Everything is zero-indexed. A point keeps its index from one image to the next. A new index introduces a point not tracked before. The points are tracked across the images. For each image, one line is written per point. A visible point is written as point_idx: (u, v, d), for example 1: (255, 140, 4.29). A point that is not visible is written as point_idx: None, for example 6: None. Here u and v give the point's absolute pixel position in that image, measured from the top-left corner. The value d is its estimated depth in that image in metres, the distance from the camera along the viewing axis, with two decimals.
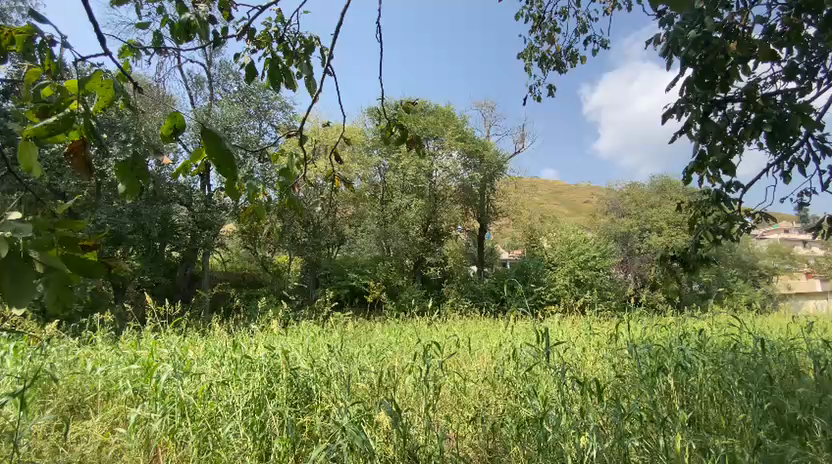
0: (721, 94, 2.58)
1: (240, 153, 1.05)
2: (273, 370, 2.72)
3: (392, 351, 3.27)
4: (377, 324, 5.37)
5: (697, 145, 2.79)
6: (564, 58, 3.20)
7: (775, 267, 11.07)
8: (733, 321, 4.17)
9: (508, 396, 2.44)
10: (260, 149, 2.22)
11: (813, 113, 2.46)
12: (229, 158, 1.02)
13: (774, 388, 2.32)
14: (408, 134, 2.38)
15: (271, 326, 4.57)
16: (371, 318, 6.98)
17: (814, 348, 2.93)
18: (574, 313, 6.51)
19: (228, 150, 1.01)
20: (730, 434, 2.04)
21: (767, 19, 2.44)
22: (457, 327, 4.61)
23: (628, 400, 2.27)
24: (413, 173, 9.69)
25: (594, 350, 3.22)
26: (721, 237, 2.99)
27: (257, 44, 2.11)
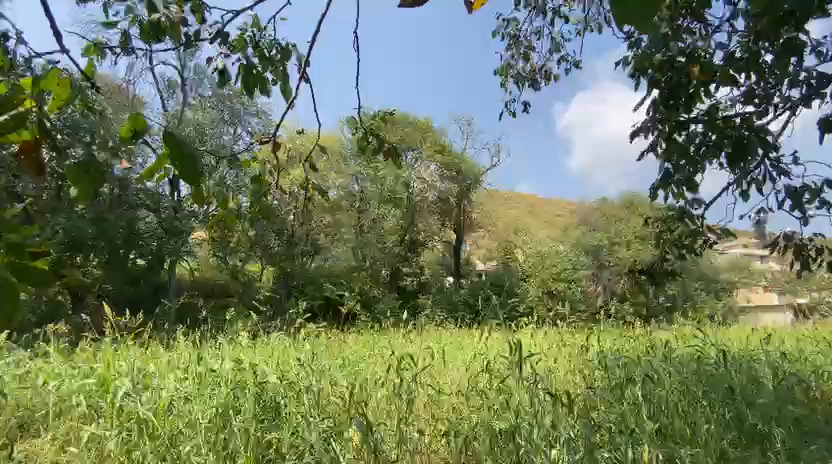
0: (684, 114, 2.71)
1: (205, 158, 1.02)
2: (240, 385, 2.63)
3: (366, 364, 3.20)
4: (351, 336, 5.27)
5: (662, 163, 2.92)
6: (539, 76, 3.29)
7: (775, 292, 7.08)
8: (697, 333, 4.30)
9: (481, 409, 2.42)
10: (231, 155, 2.16)
11: (769, 135, 2.63)
12: (191, 163, 0.99)
13: (736, 399, 2.40)
14: (386, 145, 2.39)
15: (240, 338, 4.42)
16: (346, 330, 6.84)
17: (772, 360, 3.05)
18: (547, 325, 6.59)
19: (192, 155, 0.98)
20: (695, 444, 2.07)
21: (728, 46, 2.58)
22: (432, 339, 4.59)
23: (598, 412, 2.29)
24: (392, 183, 9.90)
25: (566, 361, 3.25)
26: (685, 251, 3.13)
27: (231, 48, 2.07)
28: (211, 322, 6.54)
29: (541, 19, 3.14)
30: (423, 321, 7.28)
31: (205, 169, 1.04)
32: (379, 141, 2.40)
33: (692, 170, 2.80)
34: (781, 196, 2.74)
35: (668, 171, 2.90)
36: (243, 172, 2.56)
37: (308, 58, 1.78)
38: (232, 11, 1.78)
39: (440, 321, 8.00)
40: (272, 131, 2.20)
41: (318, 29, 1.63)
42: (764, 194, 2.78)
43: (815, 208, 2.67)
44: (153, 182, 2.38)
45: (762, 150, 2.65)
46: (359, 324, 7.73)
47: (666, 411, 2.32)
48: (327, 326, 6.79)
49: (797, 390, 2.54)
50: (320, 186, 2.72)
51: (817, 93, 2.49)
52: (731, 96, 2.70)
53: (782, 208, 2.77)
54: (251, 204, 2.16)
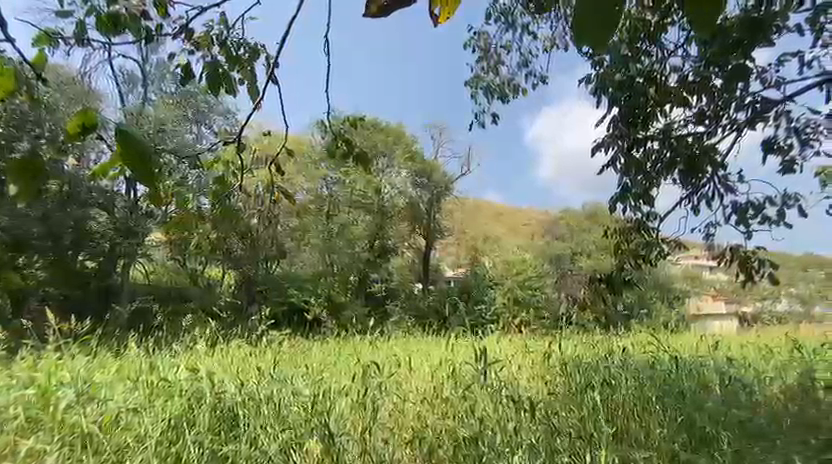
0: (642, 132, 2.86)
1: (163, 157, 0.98)
2: (196, 395, 2.53)
3: (331, 373, 3.14)
4: (316, 343, 5.16)
5: (621, 178, 3.08)
6: (508, 89, 3.38)
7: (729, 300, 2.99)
8: (652, 339, 4.50)
9: (445, 416, 2.42)
10: (192, 155, 2.10)
11: (718, 155, 2.82)
12: (147, 163, 0.95)
13: (686, 403, 2.52)
14: (356, 151, 2.40)
15: (199, 345, 4.24)
16: (311, 337, 6.68)
17: (718, 365, 3.24)
18: (513, 332, 6.70)
19: (149, 154, 0.95)
20: (647, 447, 2.16)
21: (681, 68, 2.75)
22: (399, 346, 4.56)
23: (558, 418, 2.35)
24: (363, 188, 9.91)
25: (530, 366, 3.32)
26: (642, 261, 3.26)
27: (196, 45, 2.02)
28: (167, 328, 6.23)
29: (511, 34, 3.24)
30: (390, 328, 7.22)
31: (163, 168, 1.01)
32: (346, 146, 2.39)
33: (649, 185, 2.97)
34: (728, 211, 2.93)
35: (626, 185, 3.04)
36: (207, 173, 2.49)
37: (277, 60, 1.75)
38: (198, 7, 1.73)
39: (407, 328, 7.97)
40: (238, 132, 2.14)
41: (287, 32, 1.60)
42: (713, 209, 2.97)
43: (758, 223, 2.89)
44: (107, 181, 2.28)
45: (711, 169, 2.84)
46: (325, 331, 7.60)
47: (621, 415, 2.41)
48: (291, 334, 6.61)
49: (742, 394, 2.69)
50: (286, 189, 2.67)
51: (760, 115, 2.69)
52: (684, 116, 2.85)
53: (728, 222, 2.96)
54: (213, 206, 2.10)
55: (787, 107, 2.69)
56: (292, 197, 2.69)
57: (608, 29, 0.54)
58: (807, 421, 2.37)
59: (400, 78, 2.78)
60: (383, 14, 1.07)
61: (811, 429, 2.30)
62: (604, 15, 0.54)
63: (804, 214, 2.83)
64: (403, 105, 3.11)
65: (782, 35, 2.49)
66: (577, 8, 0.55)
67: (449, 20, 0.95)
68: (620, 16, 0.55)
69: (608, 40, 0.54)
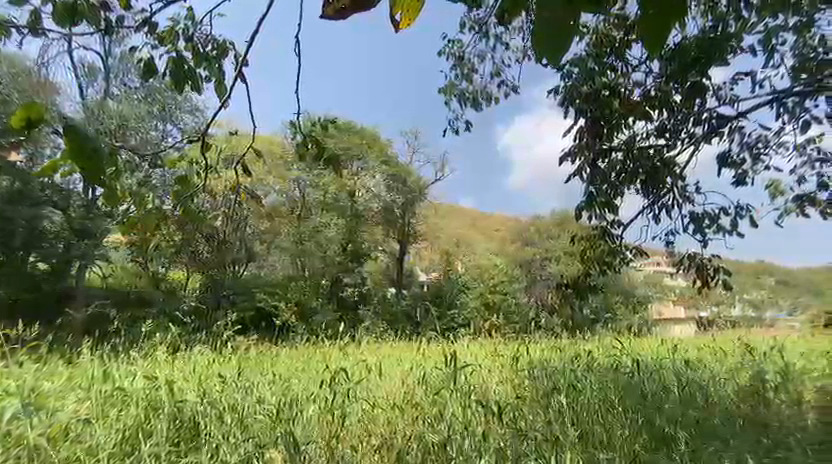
0: (607, 143, 3.01)
1: (109, 147, 1.05)
2: (154, 405, 2.42)
3: (299, 379, 3.07)
4: (285, 349, 5.02)
5: (586, 187, 3.17)
6: (480, 98, 3.44)
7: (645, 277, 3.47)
8: (616, 343, 4.65)
9: (415, 422, 2.41)
10: (152, 153, 2.03)
11: (677, 167, 2.97)
12: (94, 154, 1.01)
13: (646, 405, 2.61)
14: (327, 153, 2.38)
15: (159, 352, 4.05)
16: (280, 343, 6.49)
17: (676, 368, 3.37)
18: (484, 336, 6.76)
19: (94, 144, 1.01)
20: (610, 448, 2.22)
21: (644, 83, 2.89)
22: (370, 352, 4.52)
23: (526, 421, 2.39)
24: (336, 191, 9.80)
25: (499, 370, 3.36)
26: (607, 267, 3.40)
27: (159, 40, 1.95)
28: (124, 334, 5.93)
29: (484, 43, 3.29)
30: (361, 333, 7.12)
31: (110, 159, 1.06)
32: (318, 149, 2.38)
33: (612, 195, 3.07)
34: (687, 221, 3.07)
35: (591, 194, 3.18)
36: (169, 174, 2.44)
37: (245, 58, 1.71)
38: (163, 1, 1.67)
39: (379, 333, 7.90)
40: (203, 130, 2.08)
41: (256, 30, 1.57)
42: (672, 219, 3.10)
43: (713, 233, 3.02)
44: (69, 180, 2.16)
45: (671, 180, 2.98)
46: (294, 337, 7.40)
47: (586, 418, 2.47)
48: (258, 340, 6.41)
49: (698, 396, 2.81)
50: (255, 191, 2.62)
51: (715, 131, 2.84)
52: (646, 129, 3.00)
53: (687, 231, 3.09)
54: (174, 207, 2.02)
55: (740, 123, 2.80)
56: (261, 199, 2.65)
57: (562, 45, 0.58)
58: (757, 421, 2.50)
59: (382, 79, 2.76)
60: (340, 17, 1.09)
61: (760, 428, 2.42)
62: (562, 31, 0.57)
63: (756, 226, 2.85)
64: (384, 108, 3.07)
65: (735, 56, 2.65)
66: (539, 22, 0.58)
67: (411, 25, 0.95)
68: (576, 28, 0.58)
69: (562, 55, 0.58)
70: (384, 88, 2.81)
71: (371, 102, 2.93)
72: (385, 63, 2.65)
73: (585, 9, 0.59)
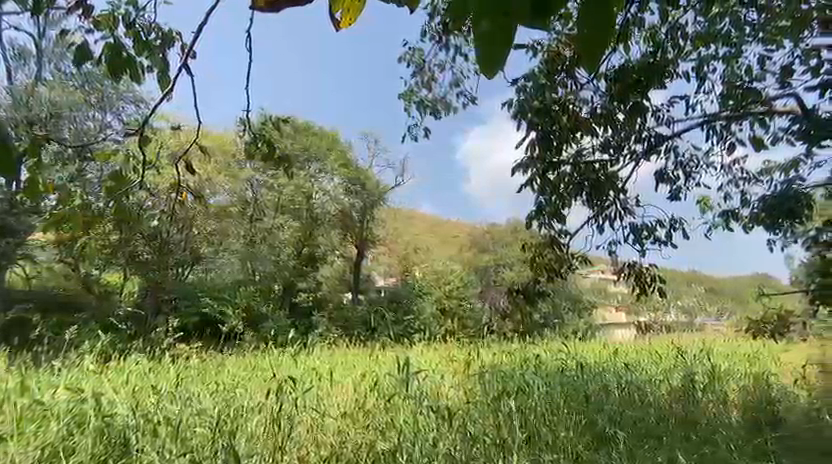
0: (556, 156, 3.06)
1: (20, 140, 0.90)
2: (80, 418, 2.24)
3: (242, 389, 2.94)
4: (231, 357, 4.80)
5: (536, 197, 3.30)
6: (439, 106, 3.47)
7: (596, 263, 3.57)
8: (562, 346, 4.83)
9: (366, 430, 2.36)
10: (82, 145, 1.87)
11: (619, 181, 3.12)
12: (4, 148, 0.87)
13: (588, 407, 2.73)
14: (277, 152, 2.35)
15: (86, 362, 3.72)
16: (225, 351, 6.19)
17: (616, 370, 3.56)
18: (437, 341, 6.82)
19: (6, 138, 0.87)
20: (556, 449, 2.29)
21: (591, 101, 2.96)
22: (323, 359, 4.41)
23: (475, 425, 2.41)
24: (291, 194, 9.46)
25: (452, 376, 3.38)
26: (555, 274, 3.51)
27: (96, 24, 1.81)
28: (48, 342, 5.42)
29: (445, 53, 3.30)
30: (314, 340, 6.94)
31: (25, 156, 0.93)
32: (269, 148, 2.34)
33: (559, 206, 3.22)
34: (627, 231, 3.25)
35: (540, 204, 3.28)
36: (102, 167, 2.25)
37: (191, 49, 1.63)
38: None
39: (334, 339, 7.71)
40: (142, 123, 1.95)
41: (204, 21, 1.49)
42: (614, 229, 3.26)
43: (650, 243, 3.23)
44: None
45: (613, 193, 3.14)
46: (242, 344, 7.05)
47: (533, 419, 2.54)
48: (201, 348, 6.07)
49: (636, 397, 2.98)
50: (197, 190, 2.48)
51: (653, 148, 3.05)
52: (592, 144, 3.08)
53: (627, 241, 3.27)
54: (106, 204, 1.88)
55: (674, 143, 3.06)
56: (202, 197, 2.52)
57: (499, 58, 0.55)
58: (687, 419, 2.66)
59: (357, 85, 2.79)
60: (271, 9, 1.05)
61: (690, 426, 2.58)
62: (496, 41, 0.55)
63: (688, 238, 3.16)
64: (353, 107, 3.08)
65: (673, 80, 2.83)
66: (474, 35, 0.56)
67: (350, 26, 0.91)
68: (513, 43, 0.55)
69: (495, 67, 0.56)
70: (355, 91, 2.84)
71: (343, 104, 2.94)
72: (362, 72, 2.69)
73: (522, 20, 0.56)
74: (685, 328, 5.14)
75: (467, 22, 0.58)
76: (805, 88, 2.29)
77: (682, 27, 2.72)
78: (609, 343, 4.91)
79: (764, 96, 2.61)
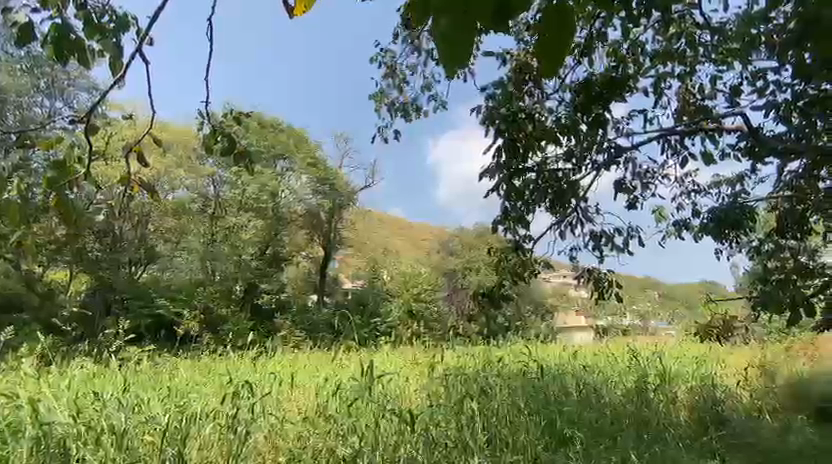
0: (521, 163, 3.12)
1: None
2: (12, 428, 2.08)
3: (197, 393, 2.83)
4: (187, 360, 4.62)
5: (502, 203, 3.36)
6: (410, 109, 3.49)
7: (557, 267, 3.68)
8: (524, 348, 4.97)
9: (327, 434, 2.31)
10: (22, 131, 1.74)
11: (581, 189, 3.23)
12: None
13: (548, 408, 2.80)
14: (238, 147, 2.27)
15: (24, 366, 3.47)
16: (180, 354, 5.93)
17: (574, 372, 3.68)
18: (402, 344, 6.83)
19: None
20: (516, 450, 2.33)
21: (556, 112, 3.07)
22: (285, 362, 4.32)
23: (436, 429, 2.41)
24: (255, 191, 9.45)
25: (416, 379, 3.38)
26: (518, 278, 3.60)
27: (43, 4, 1.70)
28: None
29: (416, 56, 3.31)
30: (277, 343, 6.77)
31: None
32: (228, 142, 2.26)
33: (523, 212, 3.30)
34: (587, 239, 3.35)
35: (506, 210, 3.34)
36: (44, 157, 2.11)
37: (147, 34, 1.55)
38: None
39: (297, 342, 7.55)
40: (89, 110, 1.84)
41: (161, 7, 1.42)
42: (575, 236, 3.36)
43: (608, 250, 3.35)
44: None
45: (575, 201, 3.25)
46: (198, 347, 6.77)
47: (494, 422, 2.56)
48: (154, 351, 5.80)
49: (593, 398, 3.08)
50: (150, 185, 2.34)
51: (613, 159, 3.17)
52: (556, 154, 3.18)
53: (587, 248, 3.37)
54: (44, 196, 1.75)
55: (632, 155, 3.19)
56: (155, 192, 2.38)
57: (463, 52, 0.56)
58: (639, 419, 2.77)
59: None
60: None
61: (642, 426, 2.68)
62: (461, 45, 0.56)
63: (643, 245, 3.27)
64: None
65: (633, 94, 2.95)
66: (435, 32, 0.57)
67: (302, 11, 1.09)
68: (474, 46, 0.57)
69: (458, 66, 0.56)
70: None
71: None
72: None
73: (484, 19, 0.58)
74: (639, 331, 5.35)
75: (427, 20, 0.60)
76: (752, 108, 2.45)
77: (641, 44, 2.86)
78: (567, 346, 5.13)
79: (713, 114, 2.76)
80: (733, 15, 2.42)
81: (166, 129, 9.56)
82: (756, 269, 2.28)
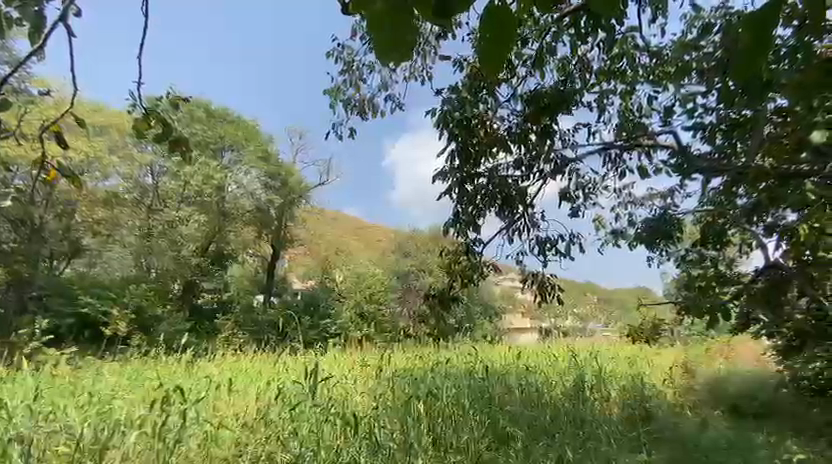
0: (473, 168, 3.22)
1: None
2: None
3: (122, 400, 2.60)
4: (113, 364, 4.26)
5: (454, 207, 3.43)
6: (365, 107, 3.44)
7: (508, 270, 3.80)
8: (472, 349, 5.07)
9: (268, 439, 2.22)
10: None
11: (528, 197, 3.33)
12: None
13: (492, 408, 2.87)
14: (174, 135, 2.16)
15: None
16: (106, 357, 5.42)
17: (518, 373, 3.79)
18: (352, 346, 6.73)
19: None
20: (459, 451, 2.35)
21: (507, 119, 3.18)
22: (225, 366, 4.11)
23: (382, 430, 2.41)
24: (199, 183, 8.92)
25: (364, 381, 3.34)
26: (470, 281, 3.66)
27: None
28: None
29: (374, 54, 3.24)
30: (217, 347, 6.41)
31: None
32: (164, 128, 2.12)
33: (472, 215, 3.39)
34: (533, 244, 3.43)
35: (457, 213, 3.43)
36: None
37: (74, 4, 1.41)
38: None
39: (240, 345, 7.18)
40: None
41: None
42: (522, 240, 3.44)
43: (552, 254, 3.42)
44: None
45: (522, 208, 3.34)
46: (127, 349, 6.25)
47: (439, 423, 2.58)
48: (74, 355, 5.26)
49: (535, 397, 3.20)
50: (72, 171, 2.11)
51: (559, 170, 3.27)
52: (507, 162, 3.27)
53: (532, 252, 3.45)
54: None
55: (577, 165, 3.30)
56: (73, 180, 2.11)
57: (399, 38, 0.61)
58: (575, 417, 2.89)
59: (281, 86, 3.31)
60: None
61: (578, 423, 2.82)
62: (393, 28, 0.61)
63: (583, 251, 3.40)
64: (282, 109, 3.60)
65: (577, 108, 3.08)
66: (367, 16, 0.63)
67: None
68: (410, 39, 0.63)
69: (391, 57, 0.62)
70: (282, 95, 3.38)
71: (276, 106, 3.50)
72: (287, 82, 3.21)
73: (422, 10, 0.65)
74: (579, 333, 5.64)
75: (360, 13, 0.66)
76: (682, 128, 2.66)
77: (588, 61, 3.01)
78: (513, 347, 5.30)
79: (650, 131, 2.94)
80: (669, 42, 2.64)
81: (98, 112, 8.79)
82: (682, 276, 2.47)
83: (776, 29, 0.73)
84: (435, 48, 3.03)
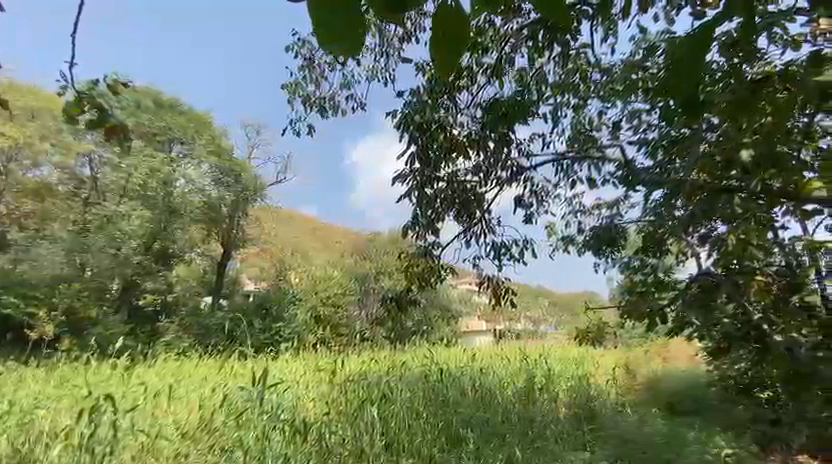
0: (435, 172, 3.31)
1: None
2: None
3: (48, 408, 2.39)
4: (38, 370, 3.92)
5: (414, 210, 3.46)
6: (327, 105, 3.39)
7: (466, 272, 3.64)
8: (429, 353, 5.05)
9: (209, 451, 2.13)
10: None
11: (486, 202, 3.34)
12: None
13: (446, 410, 2.90)
14: (112, 121, 2.02)
15: None
16: (27, 363, 4.96)
17: (473, 375, 3.84)
18: (305, 351, 6.50)
19: None
20: (411, 452, 2.37)
21: (467, 125, 3.25)
22: (168, 372, 3.87)
23: (330, 434, 2.38)
24: (144, 177, 8.60)
25: (317, 386, 3.24)
26: (427, 284, 3.63)
27: None
28: None
29: None
30: (156, 351, 6.01)
31: None
32: (100, 113, 1.98)
33: (430, 218, 3.44)
34: (488, 248, 3.42)
35: (417, 216, 3.46)
36: None
37: None
38: None
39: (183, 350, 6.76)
40: None
41: None
42: (479, 245, 3.44)
43: (507, 259, 3.42)
44: None
45: (479, 213, 3.36)
46: (54, 354, 5.75)
47: (393, 426, 2.58)
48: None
49: (488, 398, 3.26)
50: None
51: (515, 177, 3.30)
52: (466, 167, 3.34)
53: (488, 256, 3.44)
54: None
55: (531, 174, 3.29)
56: None
57: (355, 29, 0.61)
58: (527, 417, 3.02)
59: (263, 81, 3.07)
60: None
61: (528, 422, 2.95)
62: (352, 26, 0.61)
63: (535, 256, 3.37)
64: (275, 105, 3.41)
65: (533, 119, 3.15)
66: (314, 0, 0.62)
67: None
68: (365, 29, 0.63)
69: (354, 46, 0.61)
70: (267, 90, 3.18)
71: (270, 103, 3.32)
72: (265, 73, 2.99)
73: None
74: None
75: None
76: (627, 142, 2.83)
77: (544, 74, 3.02)
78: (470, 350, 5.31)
79: (600, 144, 2.98)
80: (618, 61, 2.80)
81: None
82: (625, 281, 2.60)
83: (712, 47, 0.79)
84: (398, 51, 3.04)
